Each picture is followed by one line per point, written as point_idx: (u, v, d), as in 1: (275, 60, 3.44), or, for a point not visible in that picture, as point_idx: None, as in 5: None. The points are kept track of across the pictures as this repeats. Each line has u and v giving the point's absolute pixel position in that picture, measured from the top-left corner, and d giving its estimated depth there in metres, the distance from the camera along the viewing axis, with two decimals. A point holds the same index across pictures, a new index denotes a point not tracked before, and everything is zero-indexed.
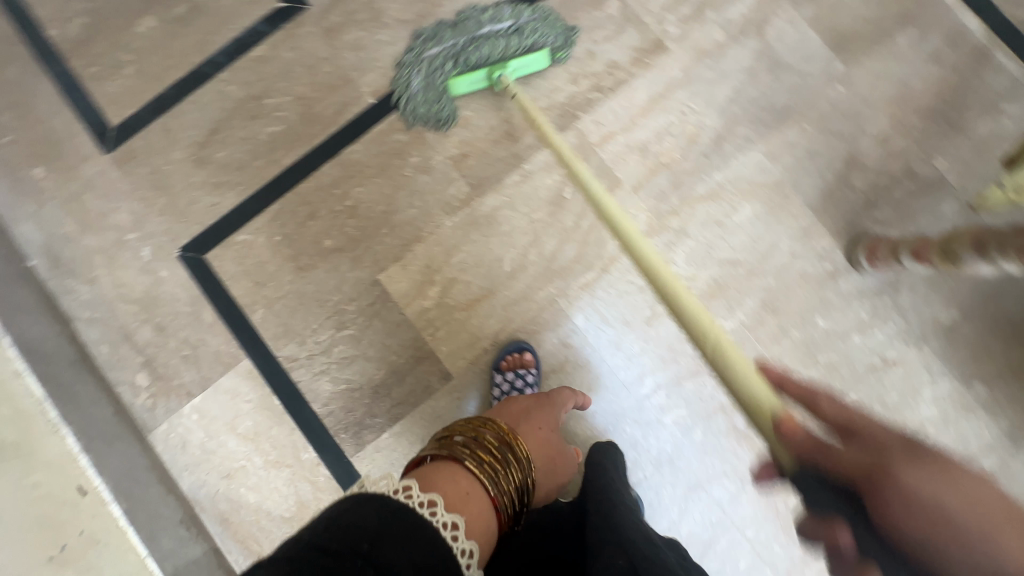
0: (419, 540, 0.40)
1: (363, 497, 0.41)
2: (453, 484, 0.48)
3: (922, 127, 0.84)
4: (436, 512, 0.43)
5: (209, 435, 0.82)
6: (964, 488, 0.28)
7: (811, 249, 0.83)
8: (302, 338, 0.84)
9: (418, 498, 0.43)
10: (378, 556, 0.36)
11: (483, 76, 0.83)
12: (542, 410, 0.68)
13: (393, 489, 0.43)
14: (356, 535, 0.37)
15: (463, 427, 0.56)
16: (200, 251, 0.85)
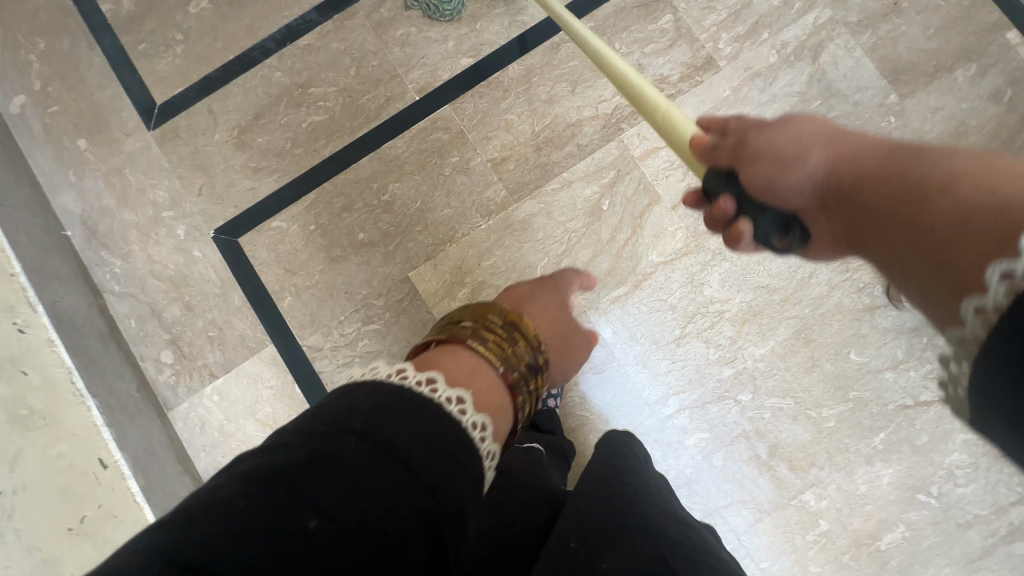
0: (420, 415, 0.41)
1: (361, 382, 0.43)
2: (456, 363, 0.51)
3: None
4: (437, 389, 0.44)
5: (228, 419, 0.82)
6: (795, 137, 0.48)
7: (852, 281, 0.81)
8: (328, 328, 0.83)
9: (415, 378, 0.44)
10: (374, 434, 0.38)
11: None
12: (545, 295, 0.70)
13: (387, 373, 0.44)
14: (352, 414, 0.40)
15: (469, 312, 0.59)
16: (234, 234, 0.86)
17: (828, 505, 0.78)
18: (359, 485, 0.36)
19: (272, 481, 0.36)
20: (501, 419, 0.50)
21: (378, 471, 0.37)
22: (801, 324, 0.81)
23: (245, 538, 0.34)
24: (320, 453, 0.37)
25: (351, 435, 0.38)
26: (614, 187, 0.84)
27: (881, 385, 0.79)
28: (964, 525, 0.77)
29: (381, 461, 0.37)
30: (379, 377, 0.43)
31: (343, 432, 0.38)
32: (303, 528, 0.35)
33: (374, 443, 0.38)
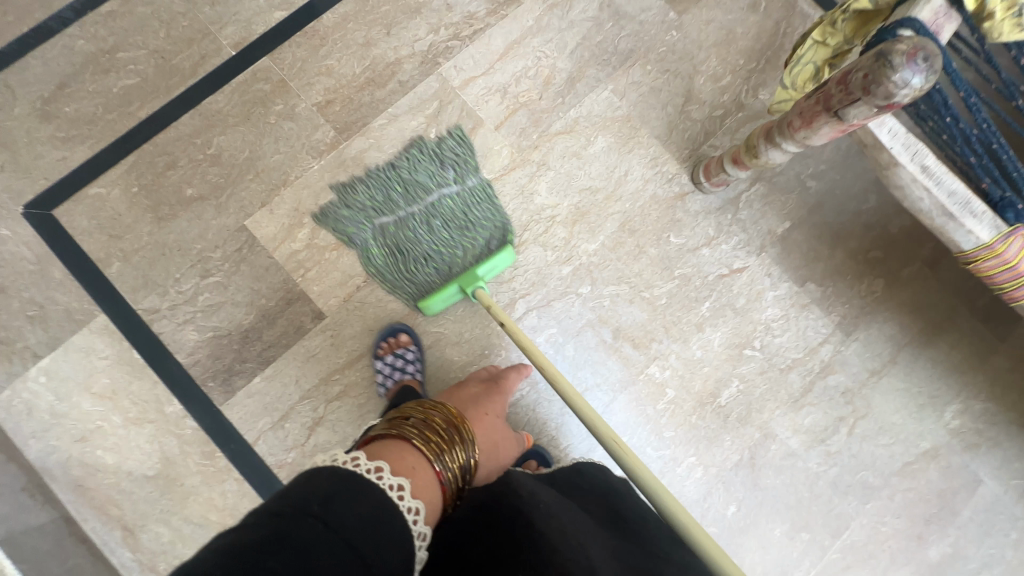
0: (366, 501, 0.41)
1: (315, 466, 0.44)
2: (401, 458, 0.49)
3: (747, 66, 0.95)
4: (383, 476, 0.45)
5: (59, 398, 0.77)
6: None
7: (661, 173, 0.90)
8: (163, 289, 0.81)
9: (366, 465, 0.45)
10: (329, 515, 0.38)
11: (455, 290, 0.79)
12: (484, 399, 0.70)
13: (341, 458, 0.45)
14: (306, 497, 0.39)
15: (416, 410, 0.58)
16: (47, 207, 0.81)
17: (671, 374, 0.85)
18: (320, 560, 0.36)
19: (240, 556, 0.33)
20: (433, 517, 0.48)
21: (333, 552, 0.37)
22: (624, 217, 0.88)
23: None
24: (280, 531, 0.36)
25: (312, 516, 0.38)
26: (439, 117, 0.89)
27: (699, 261, 0.88)
28: (785, 369, 0.87)
29: (336, 540, 0.37)
30: (333, 463, 0.44)
31: (301, 511, 0.38)
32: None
33: (333, 523, 0.38)
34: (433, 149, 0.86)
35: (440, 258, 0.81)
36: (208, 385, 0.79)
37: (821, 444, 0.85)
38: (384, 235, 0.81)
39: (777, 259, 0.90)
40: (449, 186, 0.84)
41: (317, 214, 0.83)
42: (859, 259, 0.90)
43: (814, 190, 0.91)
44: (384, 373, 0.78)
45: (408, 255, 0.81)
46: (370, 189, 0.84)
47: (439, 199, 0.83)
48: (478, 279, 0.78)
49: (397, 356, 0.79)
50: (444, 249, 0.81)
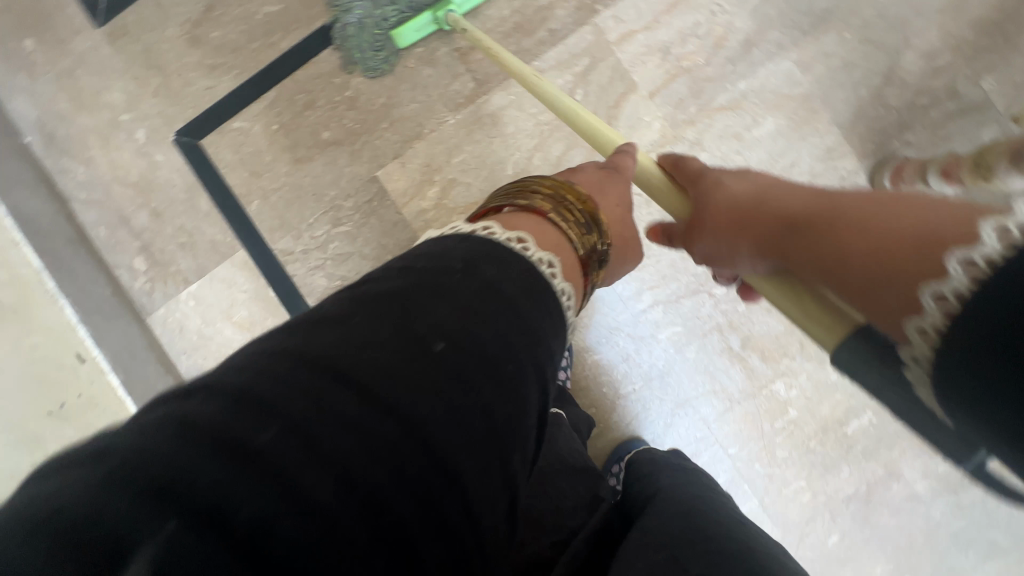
0: (514, 265, 0.39)
1: (446, 235, 0.41)
2: (542, 235, 0.45)
3: (975, 42, 0.76)
4: (527, 247, 0.41)
5: (206, 322, 0.83)
6: None
7: (833, 169, 0.78)
8: (298, 232, 0.82)
9: (506, 236, 0.41)
10: (478, 271, 0.37)
11: (428, 20, 0.78)
12: (611, 187, 0.58)
13: (475, 229, 0.41)
14: (445, 257, 0.38)
15: (540, 187, 0.51)
16: (195, 136, 0.83)
17: (798, 393, 0.79)
18: (476, 314, 0.34)
19: (390, 303, 0.33)
20: (578, 298, 0.47)
21: (494, 305, 0.35)
22: None
23: (373, 342, 0.31)
24: (428, 285, 0.35)
25: (457, 272, 0.36)
26: (588, 75, 0.80)
27: None
28: None
29: (491, 299, 0.35)
30: (465, 234, 0.41)
31: (447, 267, 0.36)
32: (429, 349, 0.32)
33: (481, 281, 0.36)
34: None
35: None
36: None
37: (951, 494, 0.79)
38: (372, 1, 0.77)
39: None
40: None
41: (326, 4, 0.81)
42: None
43: None
44: None
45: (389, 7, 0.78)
46: None
47: None
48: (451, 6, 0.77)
49: None
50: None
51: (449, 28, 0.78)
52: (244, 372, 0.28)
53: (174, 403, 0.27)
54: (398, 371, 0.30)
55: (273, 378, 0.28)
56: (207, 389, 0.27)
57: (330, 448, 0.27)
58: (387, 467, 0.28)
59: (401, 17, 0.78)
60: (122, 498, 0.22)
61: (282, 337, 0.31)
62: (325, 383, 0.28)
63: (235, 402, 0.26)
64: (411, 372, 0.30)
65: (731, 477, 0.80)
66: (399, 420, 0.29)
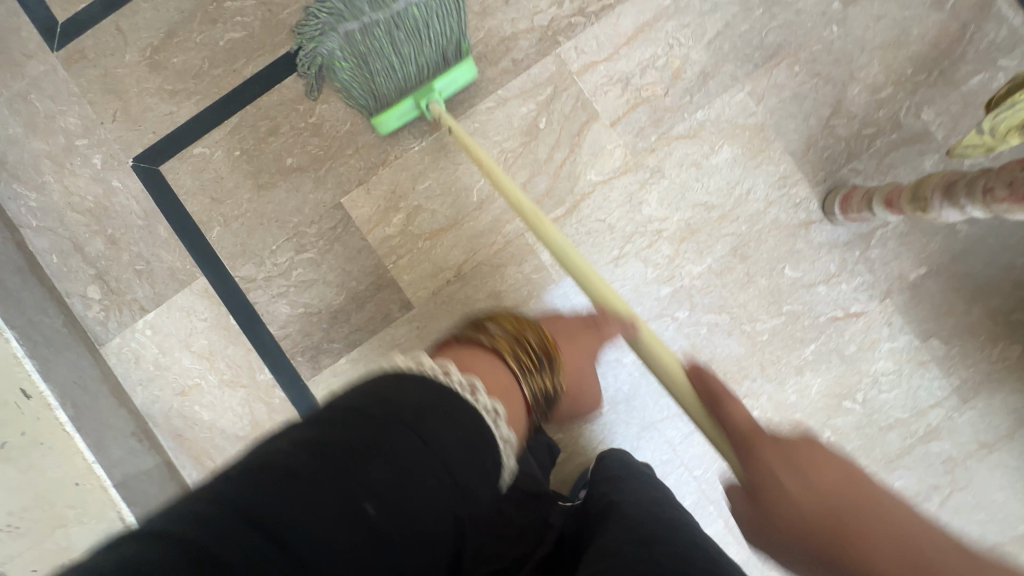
0: (463, 416, 0.42)
1: (404, 373, 0.45)
2: (494, 378, 0.54)
3: (915, 76, 0.81)
4: (477, 395, 0.46)
5: (163, 351, 0.81)
6: None
7: (787, 196, 0.81)
8: (260, 259, 0.81)
9: (459, 380, 0.47)
10: (425, 427, 0.39)
11: (411, 106, 0.77)
12: (576, 340, 0.71)
13: (431, 368, 0.46)
14: (393, 405, 0.39)
15: (506, 327, 0.63)
16: (154, 162, 0.82)
17: (759, 414, 0.81)
18: (411, 478, 0.36)
19: (332, 459, 0.34)
20: (518, 434, 0.55)
21: (430, 468, 0.37)
22: (737, 241, 0.81)
23: (303, 511, 0.31)
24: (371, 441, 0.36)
25: (406, 426, 0.38)
26: (551, 104, 0.81)
27: (813, 299, 0.81)
28: (885, 428, 0.81)
29: (431, 461, 0.37)
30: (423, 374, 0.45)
31: (395, 419, 0.38)
32: (358, 517, 0.33)
33: (426, 441, 0.38)
34: None
35: (402, 78, 0.73)
36: (298, 359, 0.81)
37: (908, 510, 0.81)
38: (342, 50, 0.72)
39: (903, 307, 0.81)
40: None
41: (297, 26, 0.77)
42: (998, 321, 0.80)
43: (964, 235, 0.80)
44: None
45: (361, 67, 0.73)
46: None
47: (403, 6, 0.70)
48: (433, 95, 0.76)
49: None
50: (392, 58, 0.71)
51: (431, 114, 0.77)
52: (149, 546, 0.27)
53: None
54: (321, 547, 0.31)
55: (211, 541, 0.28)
56: (148, 533, 0.28)
57: None
58: None
59: (385, 100, 0.75)
60: None
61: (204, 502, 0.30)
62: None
63: None
64: (335, 545, 0.31)
65: (698, 498, 0.81)
66: None
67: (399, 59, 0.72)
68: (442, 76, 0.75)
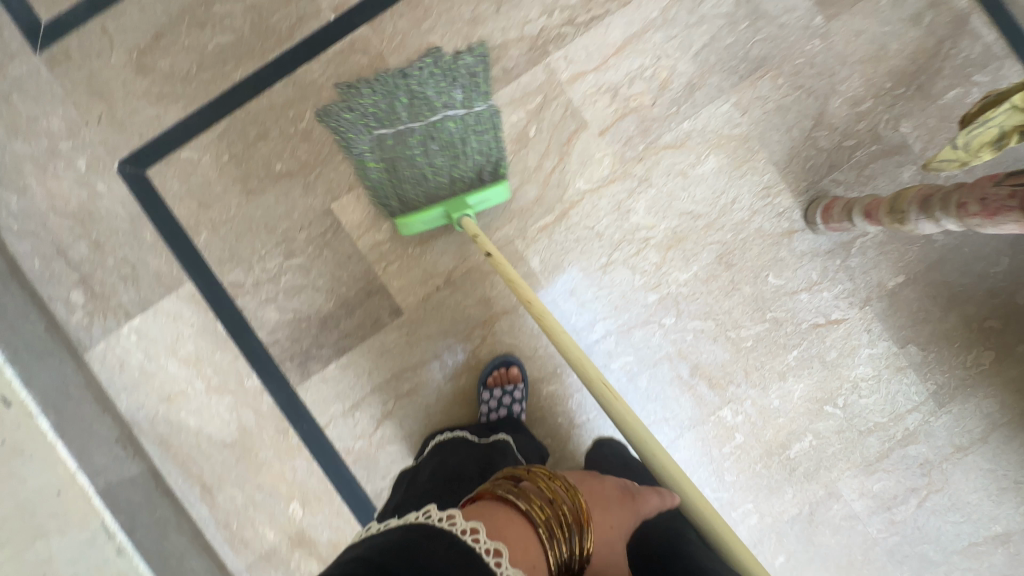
0: None
1: (433, 530, 0.40)
2: (525, 547, 0.42)
3: (893, 91, 0.83)
4: (500, 563, 0.39)
5: (149, 357, 0.80)
6: None
7: (771, 205, 0.83)
8: (248, 264, 0.81)
9: (485, 545, 0.40)
10: None
11: (442, 215, 0.76)
12: (610, 513, 0.53)
13: (459, 526, 0.41)
14: (422, 567, 0.36)
15: (546, 478, 0.49)
16: (141, 166, 0.81)
17: (744, 419, 0.82)
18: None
19: None
20: None
21: None
22: (723, 249, 0.82)
23: None
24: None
25: None
26: (541, 113, 0.82)
27: (796, 306, 0.83)
28: (865, 431, 0.83)
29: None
30: (451, 534, 0.40)
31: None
32: None
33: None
34: (447, 67, 0.80)
35: (427, 183, 0.78)
36: (286, 365, 0.80)
37: (887, 511, 0.83)
38: (382, 153, 0.78)
39: (882, 314, 0.83)
40: (455, 108, 0.79)
41: (321, 111, 0.80)
42: (972, 328, 0.83)
43: (939, 244, 0.82)
44: (489, 405, 0.77)
45: (404, 170, 0.78)
46: (376, 105, 0.80)
47: (441, 119, 0.79)
48: (466, 208, 0.75)
49: (505, 391, 0.77)
50: (420, 164, 0.78)
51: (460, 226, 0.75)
52: None
53: None
54: None
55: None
56: None
57: None
58: None
59: (405, 199, 0.79)
60: None
61: None
62: None
63: None
64: None
65: None
66: None
67: (428, 166, 0.78)
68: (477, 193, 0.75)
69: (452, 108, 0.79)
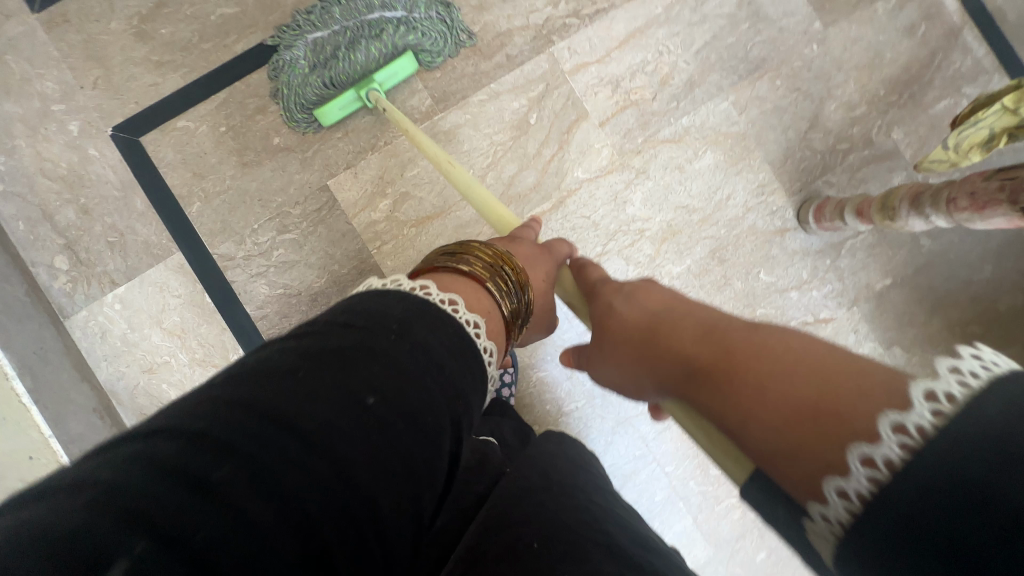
0: (444, 326, 0.38)
1: (386, 290, 0.39)
2: (475, 299, 0.45)
3: (886, 98, 0.85)
4: (458, 309, 0.40)
5: (132, 327, 0.78)
6: None
7: (765, 203, 0.84)
8: (240, 237, 0.80)
9: (437, 296, 0.40)
10: (412, 334, 0.35)
11: (353, 97, 0.77)
12: (537, 264, 0.59)
13: (409, 286, 0.40)
14: (383, 315, 0.36)
15: (481, 251, 0.51)
16: (135, 133, 0.80)
17: None
18: (412, 375, 0.33)
19: (324, 358, 0.31)
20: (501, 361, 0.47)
21: (422, 365, 0.34)
22: (716, 244, 0.83)
23: (306, 393, 0.29)
24: (363, 342, 0.33)
25: (393, 333, 0.35)
26: (542, 101, 0.83)
27: (785, 303, 0.83)
28: None
29: (423, 364, 0.34)
30: (400, 289, 0.40)
31: (382, 328, 0.35)
32: (364, 406, 0.30)
33: (415, 343, 0.35)
34: None
35: (350, 74, 0.78)
36: (272, 341, 0.79)
37: None
38: (314, 52, 0.78)
39: (869, 315, 0.84)
40: (395, 11, 0.79)
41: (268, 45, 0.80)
42: (955, 333, 0.85)
43: (926, 250, 0.85)
44: None
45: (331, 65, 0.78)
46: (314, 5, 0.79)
47: (378, 19, 0.78)
48: (374, 84, 0.77)
49: None
50: (348, 58, 0.77)
51: (372, 103, 0.77)
52: (184, 415, 0.27)
53: (96, 461, 0.25)
54: (334, 425, 0.28)
55: (228, 423, 0.27)
56: (149, 435, 0.26)
57: (218, 501, 0.24)
58: (279, 533, 0.25)
59: (325, 91, 0.77)
60: (113, 515, 0.22)
61: (219, 380, 0.30)
62: (262, 420, 0.27)
63: (192, 444, 0.25)
64: (345, 426, 0.29)
65: (668, 495, 0.82)
66: (330, 466, 0.27)
67: (349, 57, 0.77)
68: (383, 68, 0.78)
69: (391, 8, 0.79)
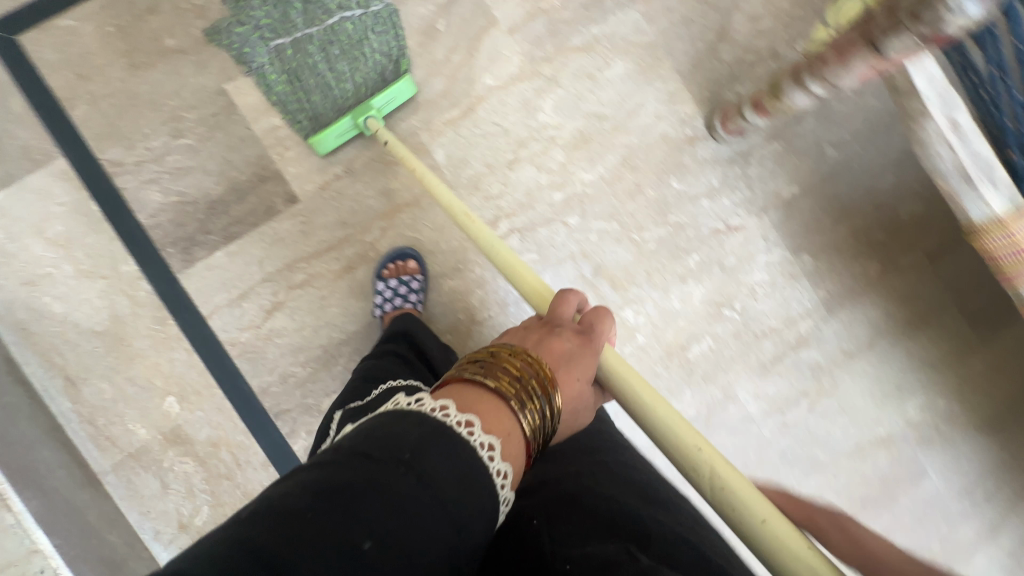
0: (458, 464, 0.31)
1: (402, 409, 0.33)
2: (498, 420, 0.35)
3: (792, 12, 0.87)
4: (476, 434, 0.32)
5: (10, 237, 0.73)
6: None
7: (675, 112, 0.84)
8: (130, 142, 0.76)
9: (456, 419, 0.33)
10: (422, 465, 0.30)
11: (350, 124, 0.75)
12: (574, 365, 0.43)
13: (428, 404, 0.33)
14: (395, 440, 0.31)
15: (506, 353, 0.40)
16: (12, 32, 0.75)
17: (645, 321, 0.83)
18: (416, 518, 0.28)
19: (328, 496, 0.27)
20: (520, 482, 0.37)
21: (427, 511, 0.29)
22: (627, 152, 0.83)
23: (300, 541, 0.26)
24: (369, 479, 0.28)
25: (400, 464, 0.29)
26: (450, 8, 0.81)
27: (697, 211, 0.84)
28: (760, 335, 0.85)
29: (424, 501, 0.29)
30: (419, 408, 0.33)
31: (392, 458, 0.30)
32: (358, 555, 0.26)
33: (426, 477, 0.29)
34: None
35: (333, 91, 0.77)
36: (167, 250, 0.76)
37: (779, 414, 0.85)
38: (284, 68, 0.76)
39: (778, 223, 0.86)
40: (352, 9, 0.78)
41: (216, 37, 0.77)
42: (860, 238, 0.87)
43: (831, 158, 0.86)
44: (384, 296, 0.75)
45: (308, 80, 0.76)
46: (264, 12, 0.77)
47: (338, 22, 0.77)
48: (372, 110, 0.75)
49: (401, 282, 0.75)
50: (322, 69, 0.76)
51: (370, 131, 0.75)
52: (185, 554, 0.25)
53: None
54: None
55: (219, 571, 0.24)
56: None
57: None
58: None
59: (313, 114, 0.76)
60: None
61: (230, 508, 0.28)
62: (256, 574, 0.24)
63: None
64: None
65: None
66: None
67: (336, 78, 0.77)
68: (380, 94, 0.76)
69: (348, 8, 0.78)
